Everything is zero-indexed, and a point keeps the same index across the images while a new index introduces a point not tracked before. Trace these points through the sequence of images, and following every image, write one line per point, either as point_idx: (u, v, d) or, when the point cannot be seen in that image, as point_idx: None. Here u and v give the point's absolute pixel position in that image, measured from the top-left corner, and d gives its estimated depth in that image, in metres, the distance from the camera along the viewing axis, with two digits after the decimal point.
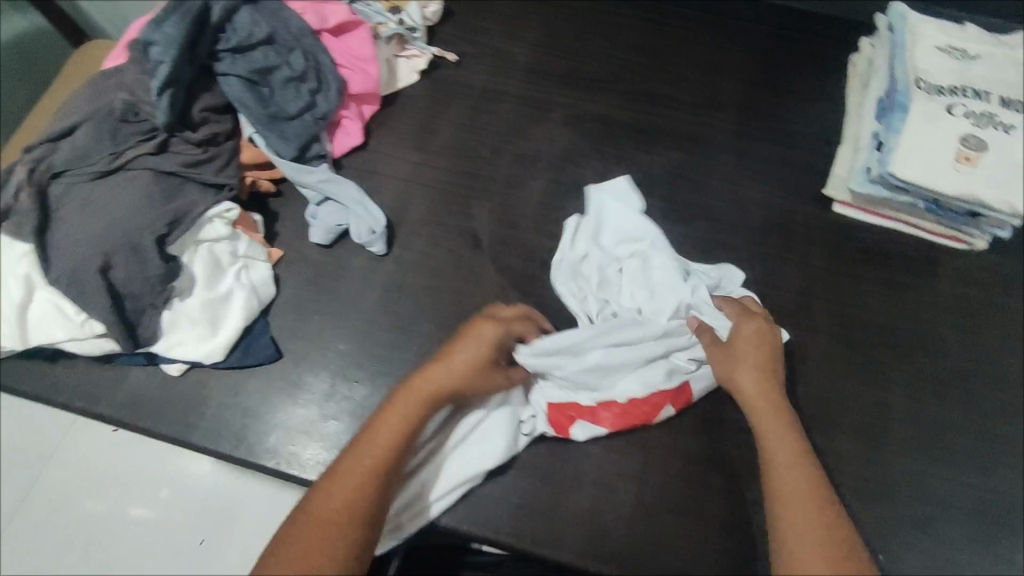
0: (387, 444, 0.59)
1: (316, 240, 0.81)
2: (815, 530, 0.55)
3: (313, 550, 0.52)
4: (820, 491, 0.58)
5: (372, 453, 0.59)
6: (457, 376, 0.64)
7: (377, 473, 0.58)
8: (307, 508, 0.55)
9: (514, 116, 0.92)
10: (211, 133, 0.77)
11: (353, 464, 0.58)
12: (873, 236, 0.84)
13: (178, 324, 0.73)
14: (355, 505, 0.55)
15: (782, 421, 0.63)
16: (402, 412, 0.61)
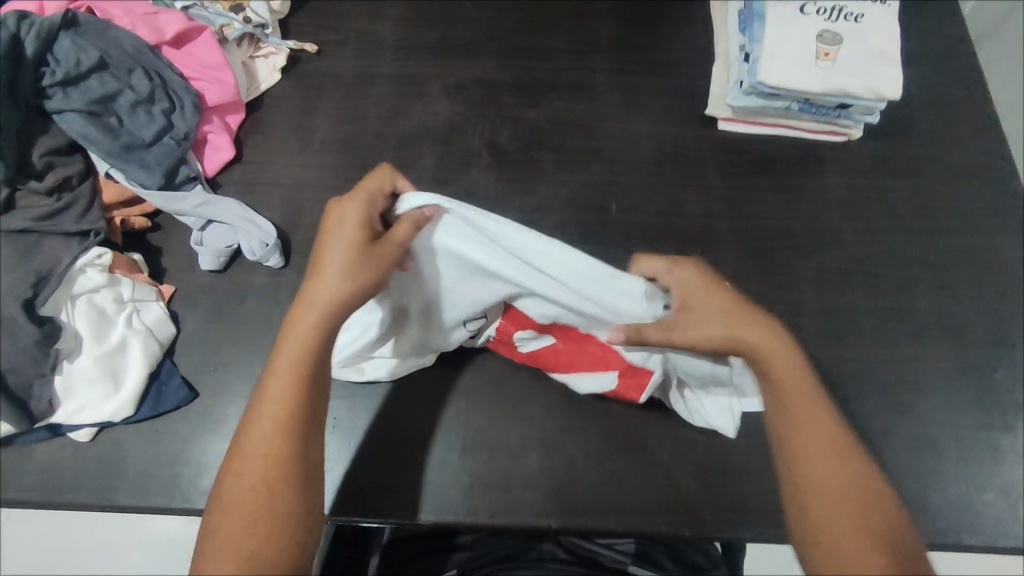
0: (281, 401, 0.57)
1: (207, 267, 0.76)
2: (823, 435, 0.58)
3: (245, 537, 0.54)
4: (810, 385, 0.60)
5: (263, 420, 0.57)
6: (347, 249, 0.60)
7: (275, 438, 0.57)
8: (224, 500, 0.56)
9: (390, 98, 0.88)
10: (61, 178, 0.71)
11: (254, 440, 0.57)
12: (761, 145, 0.86)
13: (75, 388, 0.68)
14: (270, 480, 0.56)
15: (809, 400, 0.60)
16: (291, 357, 0.58)
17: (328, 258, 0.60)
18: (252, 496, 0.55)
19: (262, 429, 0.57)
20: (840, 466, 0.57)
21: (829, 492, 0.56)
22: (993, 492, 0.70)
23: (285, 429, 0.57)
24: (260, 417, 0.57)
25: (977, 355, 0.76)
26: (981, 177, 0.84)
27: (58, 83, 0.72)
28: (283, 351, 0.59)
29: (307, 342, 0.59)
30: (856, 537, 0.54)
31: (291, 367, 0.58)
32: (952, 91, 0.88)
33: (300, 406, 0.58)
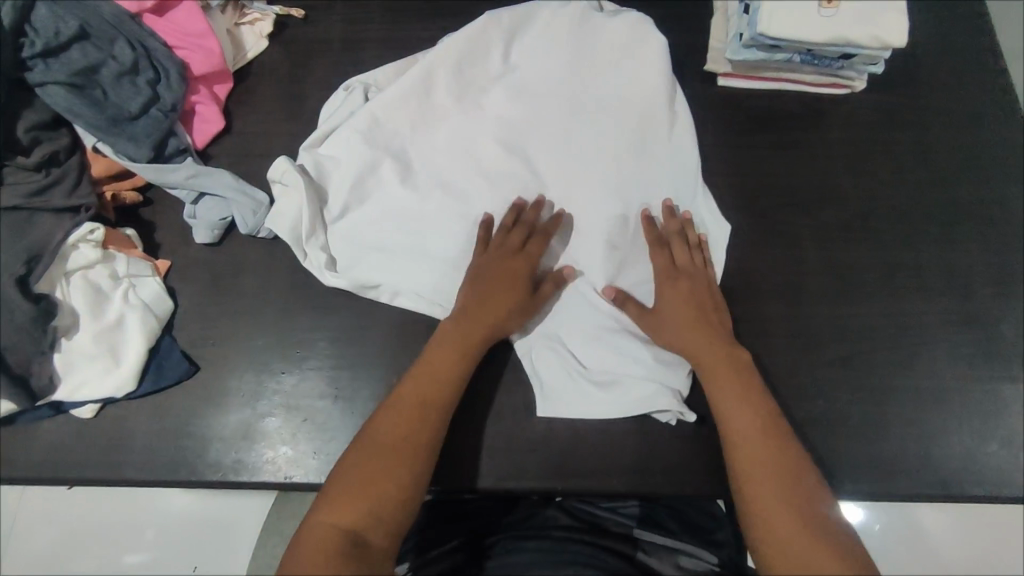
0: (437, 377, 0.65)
1: (202, 240, 0.75)
2: (778, 472, 0.59)
3: (367, 478, 0.59)
4: (743, 369, 0.65)
5: (412, 390, 0.64)
6: (498, 270, 0.69)
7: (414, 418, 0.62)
8: (359, 447, 0.61)
9: (381, 63, 0.87)
10: (48, 153, 0.70)
11: (395, 410, 0.63)
12: (762, 100, 0.84)
13: (75, 365, 0.67)
14: (397, 447, 0.61)
15: (770, 444, 0.61)
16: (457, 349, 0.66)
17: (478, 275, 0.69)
18: (376, 455, 0.60)
19: (409, 404, 0.63)
20: (774, 448, 0.61)
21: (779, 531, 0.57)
22: (998, 444, 0.70)
23: (450, 381, 0.65)
24: (400, 408, 0.63)
25: (982, 308, 0.75)
26: (990, 126, 0.82)
27: (39, 54, 0.70)
28: (437, 350, 0.66)
29: (462, 337, 0.67)
30: (777, 504, 0.58)
31: (449, 361, 0.65)
32: (959, 37, 0.86)
33: (447, 398, 0.64)
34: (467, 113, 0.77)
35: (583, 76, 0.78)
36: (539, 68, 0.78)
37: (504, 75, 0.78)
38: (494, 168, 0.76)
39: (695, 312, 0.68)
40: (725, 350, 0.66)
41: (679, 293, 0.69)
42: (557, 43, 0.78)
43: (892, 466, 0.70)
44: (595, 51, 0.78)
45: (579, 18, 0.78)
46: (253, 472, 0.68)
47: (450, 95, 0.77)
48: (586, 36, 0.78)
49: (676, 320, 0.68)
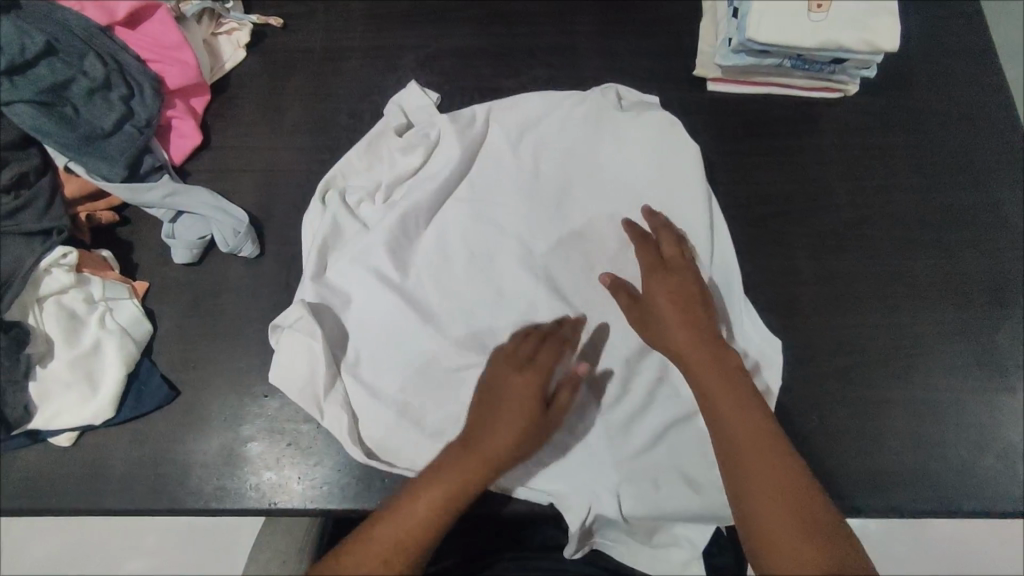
0: (440, 489, 0.60)
1: (180, 261, 0.73)
2: (778, 477, 0.57)
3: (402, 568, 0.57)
4: (735, 386, 0.62)
5: (433, 490, 0.60)
6: (513, 388, 0.64)
7: (416, 534, 0.58)
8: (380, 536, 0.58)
9: (365, 72, 0.85)
10: (17, 174, 0.67)
11: (397, 522, 0.58)
12: (752, 105, 0.82)
13: (52, 393, 0.66)
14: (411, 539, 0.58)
15: (766, 445, 0.59)
16: (459, 469, 0.61)
17: (489, 385, 0.65)
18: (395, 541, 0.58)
19: (412, 517, 0.59)
20: (781, 491, 0.57)
21: (777, 536, 0.55)
22: (994, 456, 0.69)
23: (451, 493, 0.60)
24: (404, 517, 0.58)
25: (977, 317, 0.74)
26: (984, 129, 0.81)
27: (4, 71, 0.67)
28: (444, 464, 0.61)
29: (467, 454, 0.61)
30: (773, 519, 0.56)
31: (472, 466, 0.61)
32: (953, 37, 0.84)
33: (447, 509, 0.60)
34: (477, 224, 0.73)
35: (601, 172, 0.75)
36: (551, 168, 0.75)
37: (512, 181, 0.75)
38: (507, 282, 0.72)
39: (686, 330, 0.65)
40: (713, 365, 0.63)
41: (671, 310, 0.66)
42: (561, 138, 0.76)
43: (886, 482, 0.69)
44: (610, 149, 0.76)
45: (597, 114, 0.76)
46: (236, 499, 0.67)
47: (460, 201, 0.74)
48: (604, 133, 0.76)
49: (668, 338, 0.66)
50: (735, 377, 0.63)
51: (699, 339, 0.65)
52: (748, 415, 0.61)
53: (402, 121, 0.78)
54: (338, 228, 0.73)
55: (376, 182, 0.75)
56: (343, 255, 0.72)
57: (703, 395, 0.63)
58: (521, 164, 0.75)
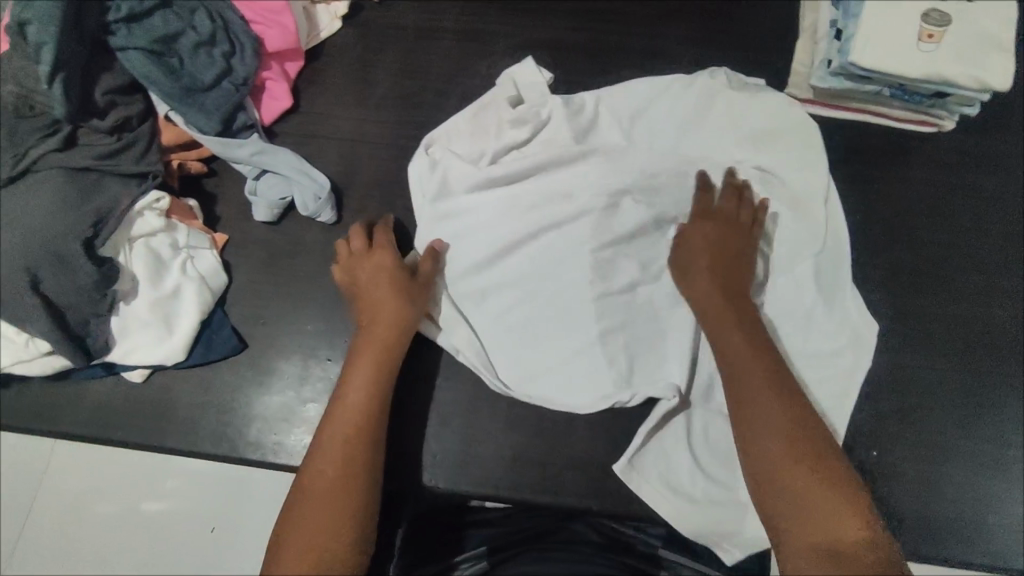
0: (360, 405, 0.64)
1: (261, 218, 0.75)
2: (798, 434, 0.59)
3: (346, 466, 0.61)
4: (753, 340, 0.65)
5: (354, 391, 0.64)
6: (382, 274, 0.69)
7: (350, 446, 0.62)
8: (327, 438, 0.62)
9: (456, 55, 0.86)
10: (122, 117, 0.70)
11: (332, 435, 0.62)
12: (841, 130, 0.81)
13: (130, 330, 0.68)
14: (354, 436, 0.62)
15: (786, 403, 0.61)
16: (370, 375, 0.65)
17: (376, 293, 0.68)
18: (340, 451, 0.62)
19: (337, 433, 0.62)
20: (797, 448, 0.58)
21: (801, 495, 0.56)
22: None
23: (365, 407, 0.64)
24: (334, 432, 0.62)
25: None
26: None
27: (122, 18, 0.70)
28: (352, 377, 0.65)
29: (375, 365, 0.66)
30: (798, 477, 0.57)
31: (372, 365, 0.66)
32: None
33: (372, 421, 0.64)
34: (565, 203, 0.74)
35: (692, 168, 0.76)
36: (642, 160, 0.76)
37: (602, 168, 0.75)
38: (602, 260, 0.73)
39: (722, 287, 0.68)
40: (731, 315, 0.66)
41: (716, 267, 0.69)
42: (659, 128, 0.78)
43: (937, 527, 0.68)
44: (700, 148, 0.77)
45: (697, 107, 0.78)
46: (291, 456, 0.69)
47: (548, 180, 0.75)
48: (699, 130, 0.77)
49: (706, 293, 0.68)
50: (756, 340, 0.65)
51: (727, 292, 0.67)
52: (768, 374, 0.63)
53: (513, 94, 0.80)
54: (443, 186, 0.76)
55: (480, 151, 0.78)
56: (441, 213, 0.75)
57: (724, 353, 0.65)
58: (611, 153, 0.76)
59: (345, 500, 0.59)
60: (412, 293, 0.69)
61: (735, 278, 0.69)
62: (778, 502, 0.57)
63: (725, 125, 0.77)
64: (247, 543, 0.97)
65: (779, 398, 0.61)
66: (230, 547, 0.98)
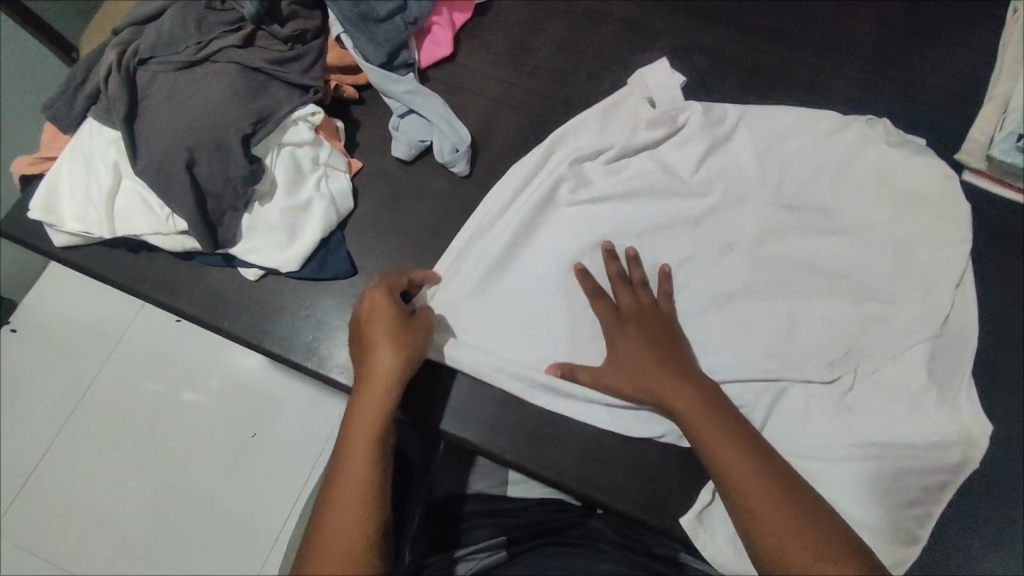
0: (360, 459, 0.58)
1: (397, 155, 0.77)
2: (774, 496, 0.55)
3: (354, 523, 0.55)
4: (713, 401, 0.62)
5: (348, 469, 0.58)
6: (381, 327, 0.63)
7: (359, 500, 0.56)
8: (330, 510, 0.56)
9: (618, 41, 0.85)
10: (300, 29, 0.73)
11: (338, 496, 0.57)
12: (1003, 212, 0.76)
13: (257, 230, 0.71)
14: (360, 507, 0.56)
15: (757, 464, 0.58)
16: (368, 431, 0.59)
17: (373, 344, 0.62)
18: (348, 506, 0.56)
19: (341, 497, 0.57)
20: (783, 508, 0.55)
21: (803, 556, 0.52)
22: None
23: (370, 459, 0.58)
24: (338, 494, 0.57)
25: None
26: None
27: None
28: (350, 434, 0.60)
29: (377, 417, 0.60)
30: (791, 542, 0.53)
31: (361, 442, 0.59)
32: None
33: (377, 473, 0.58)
34: (691, 213, 0.73)
35: (832, 216, 0.73)
36: (782, 192, 0.74)
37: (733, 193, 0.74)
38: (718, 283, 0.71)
39: (650, 350, 0.65)
40: (685, 375, 0.64)
41: (630, 328, 0.67)
42: (806, 162, 0.75)
43: None
44: (845, 199, 0.73)
45: (850, 152, 0.74)
46: None
47: (683, 189, 0.74)
48: (849, 178, 0.74)
49: (630, 354, 0.66)
50: (714, 400, 0.62)
51: (651, 345, 0.65)
52: (731, 438, 0.59)
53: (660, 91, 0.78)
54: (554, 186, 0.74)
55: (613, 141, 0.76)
56: (548, 201, 0.74)
57: (679, 413, 0.62)
58: (751, 175, 0.74)
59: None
60: (416, 339, 0.64)
61: (660, 331, 0.67)
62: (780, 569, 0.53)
63: (880, 179, 0.73)
64: (295, 457, 1.03)
65: (739, 457, 0.58)
66: (276, 454, 1.03)
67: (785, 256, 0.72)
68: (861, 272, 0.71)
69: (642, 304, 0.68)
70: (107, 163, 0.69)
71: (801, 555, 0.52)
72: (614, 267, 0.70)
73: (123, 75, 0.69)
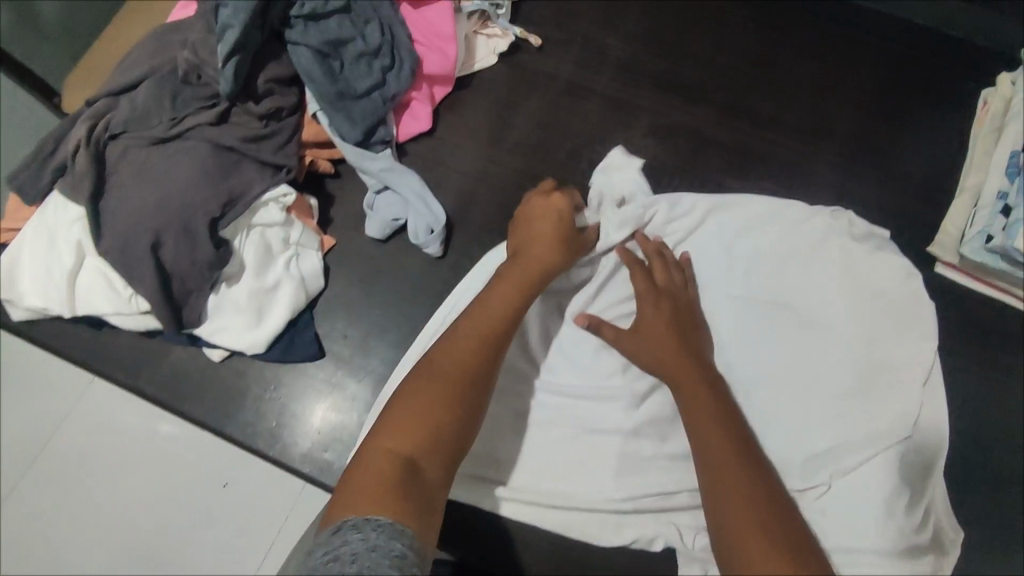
0: (467, 346, 0.57)
1: (371, 234, 0.76)
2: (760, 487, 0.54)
3: (440, 400, 0.53)
4: (721, 392, 0.62)
5: (457, 349, 0.56)
6: (552, 217, 0.68)
7: (457, 383, 0.54)
8: (420, 380, 0.54)
9: (599, 118, 0.85)
10: (276, 107, 0.72)
11: (435, 370, 0.54)
12: (974, 305, 0.77)
13: (223, 311, 0.70)
14: (457, 389, 0.54)
15: (745, 454, 0.57)
16: (487, 319, 0.59)
17: (535, 230, 0.67)
18: (442, 385, 0.54)
19: (442, 370, 0.54)
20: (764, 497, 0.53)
21: (765, 547, 0.49)
22: None
23: (480, 349, 0.57)
24: (437, 366, 0.55)
25: None
26: None
27: (303, 16, 0.73)
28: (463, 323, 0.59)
29: (498, 312, 0.60)
30: (757, 527, 0.51)
31: (475, 337, 0.57)
32: None
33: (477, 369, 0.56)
34: None
35: (807, 307, 0.73)
36: (757, 282, 0.74)
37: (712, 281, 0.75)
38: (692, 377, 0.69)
39: (674, 328, 0.65)
40: (703, 363, 0.64)
41: (661, 307, 0.67)
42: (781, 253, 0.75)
43: None
44: (824, 293, 0.73)
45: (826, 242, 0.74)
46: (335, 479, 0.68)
47: None
48: (827, 268, 0.73)
49: (656, 328, 0.65)
50: (721, 390, 0.62)
51: (677, 329, 0.66)
52: (733, 424, 0.59)
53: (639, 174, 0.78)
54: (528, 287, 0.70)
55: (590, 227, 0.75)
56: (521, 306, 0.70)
57: (685, 383, 0.62)
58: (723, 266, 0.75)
59: (409, 490, 0.46)
60: (574, 250, 0.68)
61: (686, 321, 0.67)
62: (733, 537, 0.51)
63: (857, 271, 0.73)
64: None
65: (732, 433, 0.58)
66: None
67: (759, 348, 0.72)
68: (839, 369, 0.70)
69: (674, 291, 0.69)
70: (69, 241, 0.67)
71: (760, 543, 0.50)
72: (631, 260, 0.70)
73: (91, 152, 0.68)
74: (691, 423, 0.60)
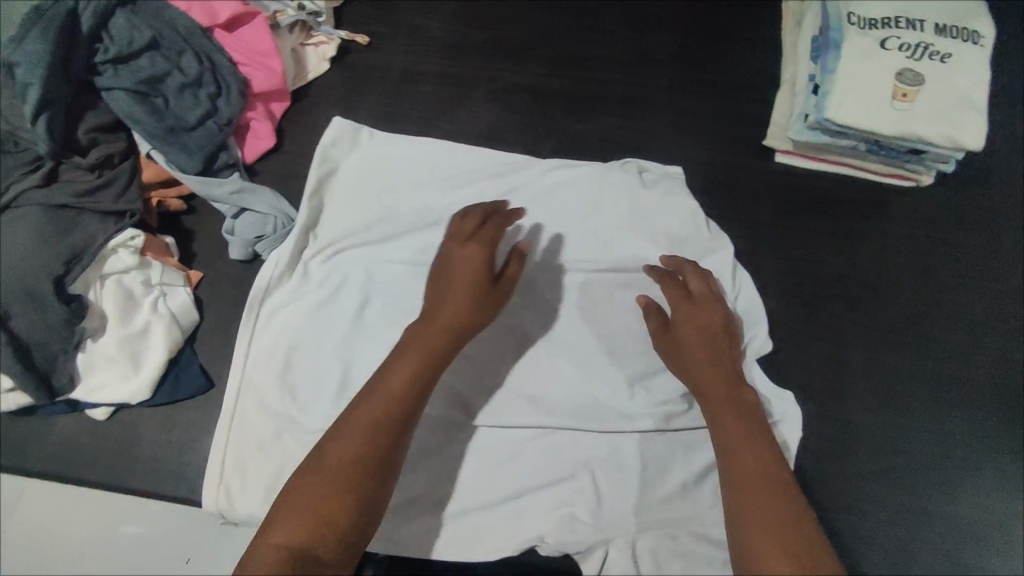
0: (336, 466, 0.54)
1: (236, 257, 0.75)
2: (781, 494, 0.55)
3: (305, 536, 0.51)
4: (743, 394, 0.63)
5: (330, 464, 0.54)
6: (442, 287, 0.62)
7: (324, 518, 0.52)
8: (282, 517, 0.52)
9: (438, 96, 0.87)
10: (105, 154, 0.72)
11: (293, 503, 0.52)
12: (822, 184, 0.83)
13: (96, 366, 0.69)
14: (320, 519, 0.52)
15: (767, 458, 0.57)
16: (367, 433, 0.55)
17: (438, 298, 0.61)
18: (307, 519, 0.52)
19: (305, 500, 0.52)
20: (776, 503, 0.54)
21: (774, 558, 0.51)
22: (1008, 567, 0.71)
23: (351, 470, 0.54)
24: (300, 496, 0.53)
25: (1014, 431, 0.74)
26: None
27: (110, 61, 0.73)
28: (340, 433, 0.55)
29: (376, 417, 0.56)
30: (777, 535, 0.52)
31: (344, 458, 0.54)
32: None
33: (351, 491, 0.53)
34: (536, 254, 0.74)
35: (670, 219, 0.76)
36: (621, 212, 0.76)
37: (580, 220, 0.75)
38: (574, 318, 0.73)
39: (704, 344, 0.65)
40: (728, 373, 0.64)
41: (696, 321, 0.66)
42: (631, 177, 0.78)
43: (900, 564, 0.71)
44: (679, 205, 0.77)
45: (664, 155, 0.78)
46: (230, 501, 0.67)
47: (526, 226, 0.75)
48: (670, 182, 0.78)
49: (689, 345, 0.66)
50: (744, 393, 0.63)
51: (708, 344, 0.65)
52: (752, 427, 0.60)
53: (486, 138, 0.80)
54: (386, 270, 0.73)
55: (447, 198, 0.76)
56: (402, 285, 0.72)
57: (707, 396, 0.63)
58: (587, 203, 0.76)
59: None
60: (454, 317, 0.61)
61: (716, 327, 0.67)
62: (738, 505, 0.55)
63: None
64: None
65: (753, 439, 0.59)
66: None
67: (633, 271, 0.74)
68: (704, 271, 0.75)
69: (711, 300, 0.68)
70: None
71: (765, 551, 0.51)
72: (660, 275, 0.70)
73: None
74: (723, 441, 0.60)
